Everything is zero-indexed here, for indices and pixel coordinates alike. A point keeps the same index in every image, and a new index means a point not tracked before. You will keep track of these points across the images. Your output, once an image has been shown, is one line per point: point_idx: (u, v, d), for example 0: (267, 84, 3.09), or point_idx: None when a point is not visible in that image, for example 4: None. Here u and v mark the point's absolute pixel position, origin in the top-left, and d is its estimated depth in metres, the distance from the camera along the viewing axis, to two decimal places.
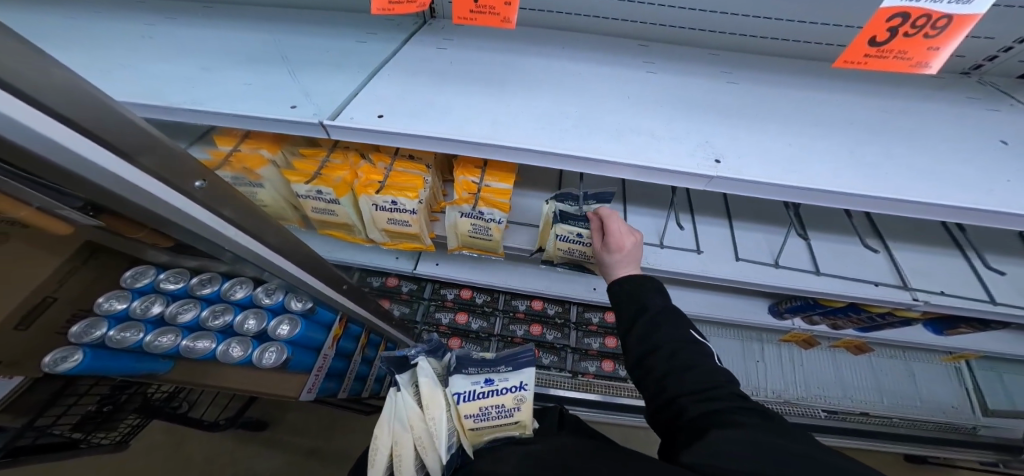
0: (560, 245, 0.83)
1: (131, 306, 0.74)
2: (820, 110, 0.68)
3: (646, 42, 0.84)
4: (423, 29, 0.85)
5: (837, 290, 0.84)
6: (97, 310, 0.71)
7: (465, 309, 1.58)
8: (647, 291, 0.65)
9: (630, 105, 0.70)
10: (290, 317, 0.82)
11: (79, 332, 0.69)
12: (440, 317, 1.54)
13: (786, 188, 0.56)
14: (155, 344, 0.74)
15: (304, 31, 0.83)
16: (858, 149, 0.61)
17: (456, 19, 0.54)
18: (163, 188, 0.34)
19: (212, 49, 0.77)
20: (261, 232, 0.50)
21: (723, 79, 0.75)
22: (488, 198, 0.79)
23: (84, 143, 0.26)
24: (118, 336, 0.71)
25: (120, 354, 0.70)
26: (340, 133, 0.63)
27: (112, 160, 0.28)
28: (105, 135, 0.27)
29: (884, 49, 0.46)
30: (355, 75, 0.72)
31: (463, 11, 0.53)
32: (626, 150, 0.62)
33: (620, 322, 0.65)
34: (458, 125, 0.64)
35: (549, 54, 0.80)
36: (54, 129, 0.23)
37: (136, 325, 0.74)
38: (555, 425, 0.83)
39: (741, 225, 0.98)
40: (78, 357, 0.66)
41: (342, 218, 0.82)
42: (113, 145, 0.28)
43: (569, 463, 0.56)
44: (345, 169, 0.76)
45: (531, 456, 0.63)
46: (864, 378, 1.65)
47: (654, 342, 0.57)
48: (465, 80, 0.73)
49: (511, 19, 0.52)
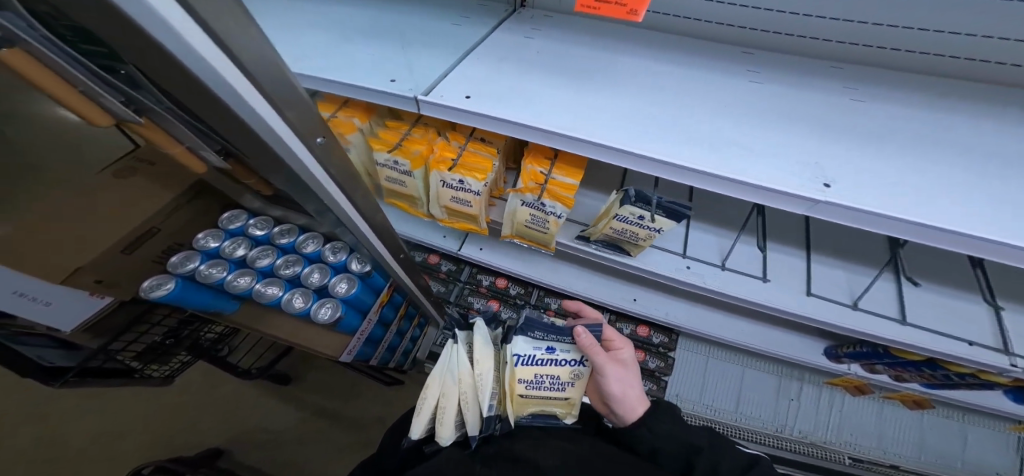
0: (615, 224, 0.80)
1: (223, 246, 0.77)
2: (947, 138, 0.61)
3: (749, 49, 0.80)
4: (513, 17, 0.85)
5: (923, 344, 0.77)
6: (195, 245, 0.75)
7: (497, 298, 1.59)
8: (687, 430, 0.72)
9: (727, 111, 0.66)
10: (348, 276, 0.87)
11: (177, 262, 0.73)
12: (473, 301, 1.58)
13: (894, 221, 0.52)
14: (235, 282, 0.79)
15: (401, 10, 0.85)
16: (1000, 191, 0.54)
17: (579, 8, 0.54)
18: (294, 138, 0.36)
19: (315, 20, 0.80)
20: (352, 191, 0.52)
21: (844, 96, 0.69)
22: (553, 191, 0.77)
23: (247, 88, 0.27)
24: (208, 271, 0.76)
25: (203, 289, 0.76)
26: (430, 109, 0.64)
27: (263, 108, 0.30)
28: (264, 83, 0.29)
29: None
30: (447, 55, 0.73)
31: (589, 0, 0.53)
32: (720, 160, 0.58)
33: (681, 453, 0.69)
34: (542, 115, 0.64)
35: (640, 52, 0.78)
36: (228, 69, 0.25)
37: (222, 263, 0.78)
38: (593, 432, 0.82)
39: (820, 258, 0.91)
40: (170, 286, 0.70)
41: (410, 190, 0.85)
42: (268, 94, 0.30)
43: None
44: (422, 143, 0.78)
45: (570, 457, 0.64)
46: (903, 429, 1.51)
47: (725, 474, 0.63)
48: (553, 70, 0.72)
49: (640, 12, 0.50)
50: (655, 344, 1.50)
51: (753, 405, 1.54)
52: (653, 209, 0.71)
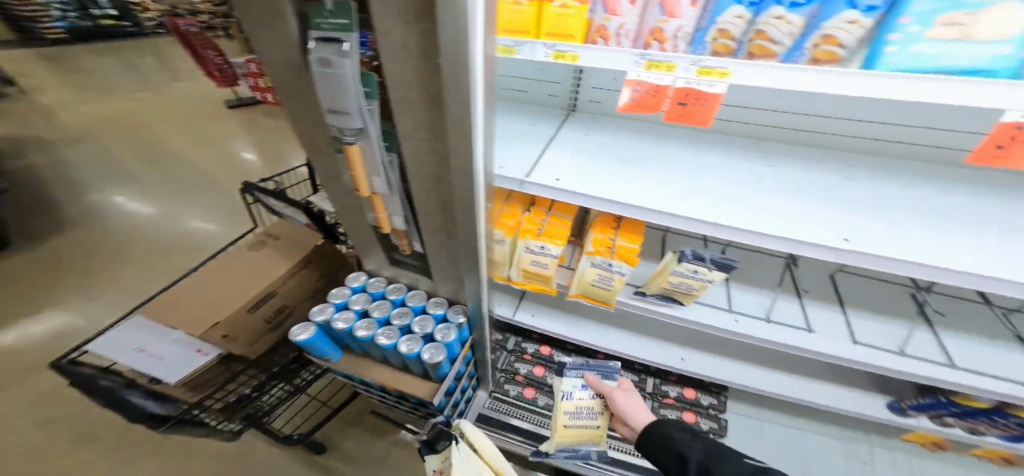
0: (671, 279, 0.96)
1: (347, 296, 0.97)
2: (908, 202, 0.84)
3: (757, 141, 1.08)
4: (572, 118, 1.19)
5: (979, 384, 0.86)
6: (329, 297, 0.96)
7: (542, 365, 1.74)
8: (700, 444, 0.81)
9: (762, 189, 0.87)
10: (448, 327, 0.96)
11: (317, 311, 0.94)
12: (520, 367, 1.72)
13: (929, 269, 0.66)
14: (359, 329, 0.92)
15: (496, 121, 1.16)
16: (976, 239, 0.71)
17: (672, 117, 0.67)
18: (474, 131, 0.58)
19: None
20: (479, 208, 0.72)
21: (842, 175, 0.94)
22: (621, 253, 0.92)
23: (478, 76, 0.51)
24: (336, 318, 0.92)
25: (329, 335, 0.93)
26: (533, 187, 0.86)
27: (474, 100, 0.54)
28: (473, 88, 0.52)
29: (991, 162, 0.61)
30: (531, 149, 1.00)
31: (983, 150, 0.51)
32: (765, 221, 0.77)
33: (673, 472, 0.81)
34: (615, 191, 0.84)
35: (677, 143, 1.05)
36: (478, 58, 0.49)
37: (348, 312, 0.95)
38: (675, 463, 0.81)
39: (854, 313, 1.07)
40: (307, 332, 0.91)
41: (497, 257, 1.01)
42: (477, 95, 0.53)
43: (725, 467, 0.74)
44: (513, 216, 0.97)
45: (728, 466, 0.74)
46: None
47: None
48: (614, 158, 0.98)
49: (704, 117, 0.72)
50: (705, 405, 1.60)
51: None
52: (711, 262, 0.89)
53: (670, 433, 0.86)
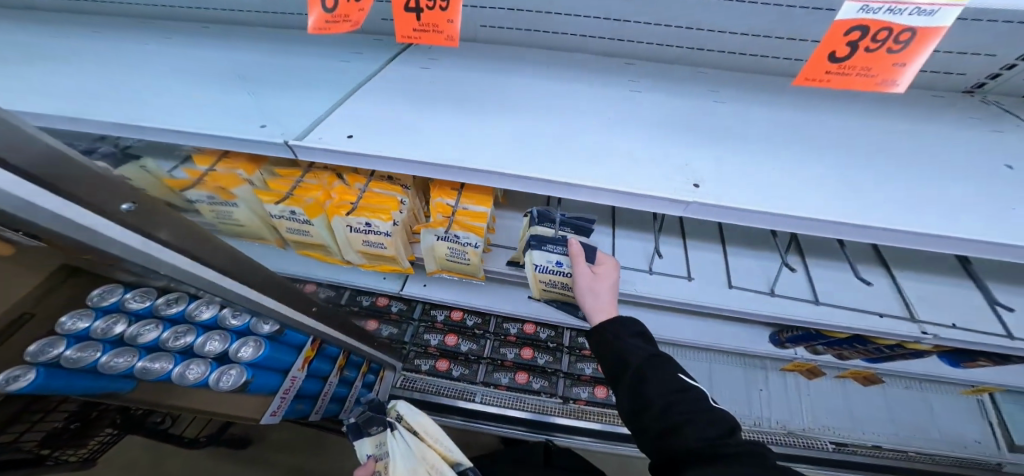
0: (540, 277, 0.78)
1: (93, 326, 0.70)
2: (787, 125, 0.64)
3: (632, 61, 0.84)
4: (409, 50, 0.86)
5: (838, 321, 0.85)
6: (59, 329, 0.67)
7: (455, 331, 1.56)
8: (628, 339, 0.65)
9: (618, 125, 0.67)
10: (254, 339, 0.79)
11: (35, 352, 0.64)
12: (429, 338, 1.53)
13: (778, 217, 0.51)
14: (111, 363, 0.69)
15: (300, 55, 0.84)
16: (842, 170, 0.55)
17: (401, 39, 0.56)
18: (89, 212, 0.33)
19: (214, 68, 0.78)
20: (205, 254, 0.49)
21: (709, 98, 0.72)
22: (464, 221, 0.76)
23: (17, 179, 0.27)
24: (70, 355, 0.66)
25: (76, 376, 0.65)
26: (308, 154, 0.60)
27: (49, 197, 0.29)
28: (38, 170, 0.28)
29: (845, 65, 0.43)
30: (327, 95, 0.71)
31: (814, 73, 0.45)
32: (598, 172, 0.59)
33: (603, 367, 0.67)
34: (424, 147, 0.63)
35: (531, 74, 0.81)
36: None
37: (94, 345, 0.69)
38: (619, 365, 0.63)
39: (736, 251, 1.00)
40: (31, 376, 0.60)
41: (317, 239, 0.80)
42: (48, 179, 0.29)
43: (651, 378, 0.59)
44: (318, 190, 0.74)
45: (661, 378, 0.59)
46: (866, 406, 1.54)
47: (644, 401, 0.59)
48: (441, 100, 0.73)
49: (454, 37, 0.52)
50: None
51: (720, 400, 1.55)
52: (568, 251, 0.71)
53: (622, 337, 0.65)
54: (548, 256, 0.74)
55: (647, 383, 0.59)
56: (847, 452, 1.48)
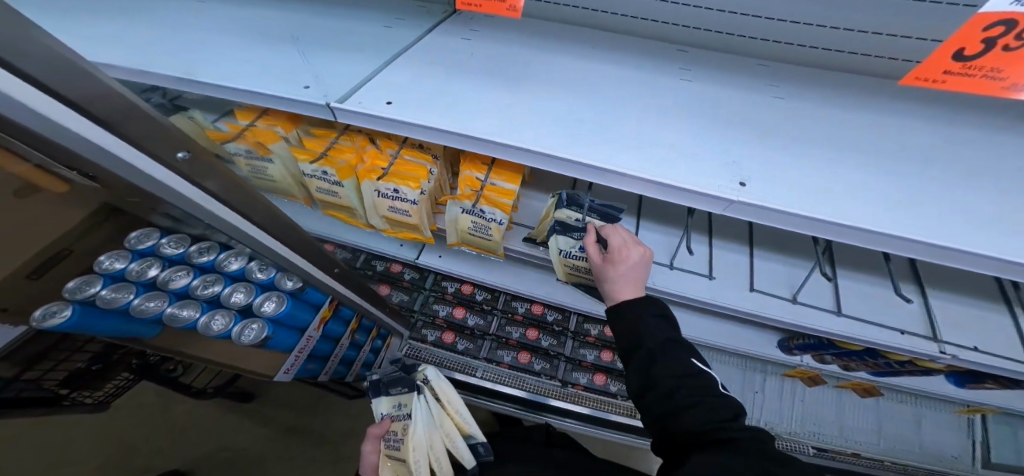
0: (567, 263, 0.78)
1: (129, 268, 0.68)
2: (847, 127, 0.61)
3: (683, 47, 0.81)
4: (452, 18, 0.83)
5: (858, 333, 0.84)
6: (97, 267, 0.65)
7: (463, 304, 1.58)
8: (646, 321, 0.64)
9: (666, 115, 0.64)
10: (278, 294, 0.79)
11: (75, 288, 0.64)
12: (438, 309, 1.55)
13: (830, 225, 0.49)
14: (143, 307, 0.68)
15: (337, 14, 0.80)
16: (908, 180, 0.53)
17: (460, 5, 0.52)
18: (141, 156, 0.33)
19: (250, 23, 0.76)
20: (248, 209, 0.49)
21: (769, 93, 0.68)
22: (491, 197, 0.75)
23: (67, 113, 0.26)
24: (104, 295, 0.64)
25: (109, 314, 0.64)
26: (348, 118, 0.59)
27: (92, 128, 0.28)
28: (89, 106, 0.27)
29: (969, 65, 0.39)
30: (367, 59, 0.68)
31: (929, 71, 0.41)
32: (641, 162, 0.57)
33: (619, 347, 0.67)
34: (464, 118, 0.61)
35: (578, 53, 0.77)
36: (32, 98, 0.23)
37: (129, 287, 0.68)
38: (631, 345, 0.63)
39: (763, 255, 0.98)
40: (66, 313, 0.59)
41: (345, 202, 0.78)
42: (97, 116, 0.28)
43: (661, 360, 0.60)
44: (351, 153, 0.73)
45: (671, 361, 0.59)
46: (859, 416, 1.57)
47: (651, 380, 0.59)
48: (483, 74, 0.70)
49: (516, 8, 0.49)
50: None
51: None
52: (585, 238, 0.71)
53: (642, 316, 0.64)
54: (572, 242, 0.74)
55: (657, 364, 0.59)
56: (827, 458, 1.49)
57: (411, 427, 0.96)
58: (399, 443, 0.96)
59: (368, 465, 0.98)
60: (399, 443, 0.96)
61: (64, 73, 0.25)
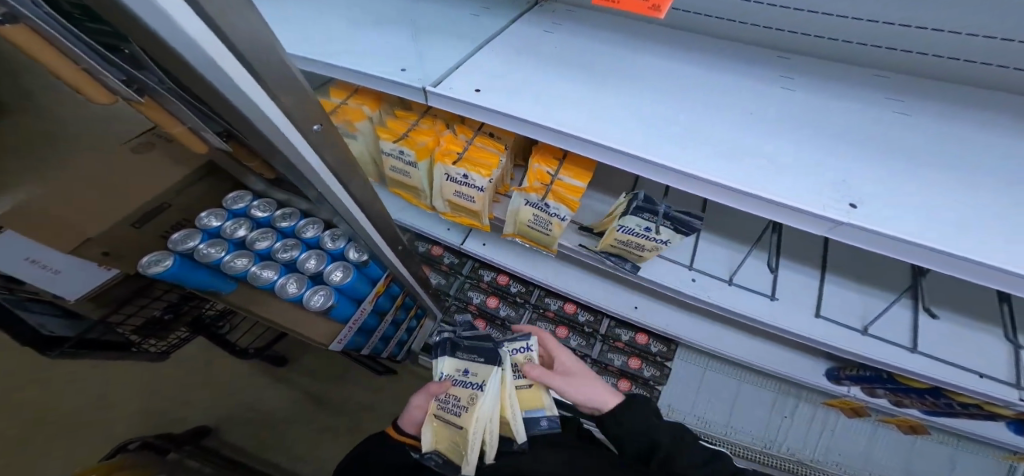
0: (617, 236, 0.78)
1: (224, 226, 0.73)
2: (971, 149, 0.56)
3: (790, 55, 0.75)
4: (535, 9, 0.82)
5: (929, 373, 0.79)
6: (198, 222, 0.70)
7: (497, 294, 1.59)
8: (653, 417, 0.79)
9: (760, 122, 0.61)
10: (345, 265, 0.80)
11: (177, 240, 0.69)
12: (473, 296, 1.56)
13: (943, 257, 0.46)
14: (231, 264, 0.73)
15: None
16: None
17: (599, 1, 0.50)
18: (290, 128, 0.35)
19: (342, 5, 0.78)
20: (349, 182, 0.51)
21: (892, 108, 0.62)
22: (558, 193, 0.74)
23: (254, 85, 0.28)
24: (203, 249, 0.70)
25: (199, 268, 0.69)
26: (439, 102, 0.60)
27: (267, 99, 0.30)
28: (267, 78, 0.28)
29: None
30: (457, 46, 0.69)
31: None
32: (736, 171, 0.55)
33: (628, 445, 0.79)
34: (551, 111, 0.60)
35: (665, 53, 0.75)
36: (235, 69, 0.25)
37: (222, 244, 0.73)
38: (643, 433, 0.77)
39: (828, 279, 0.94)
40: (168, 263, 0.65)
41: (414, 182, 0.80)
42: (270, 88, 0.30)
43: (665, 443, 0.75)
44: (429, 135, 0.74)
45: (675, 443, 0.75)
46: (905, 461, 1.47)
47: (666, 463, 0.73)
48: (568, 66, 0.69)
49: (662, 8, 0.47)
50: (653, 351, 1.51)
51: (745, 417, 1.55)
52: (655, 216, 0.68)
53: (648, 418, 0.79)
54: (639, 222, 0.72)
55: (675, 459, 0.72)
56: None
57: (478, 395, 0.78)
58: (460, 408, 0.78)
59: (411, 419, 0.87)
60: (459, 410, 0.79)
61: (260, 51, 0.26)
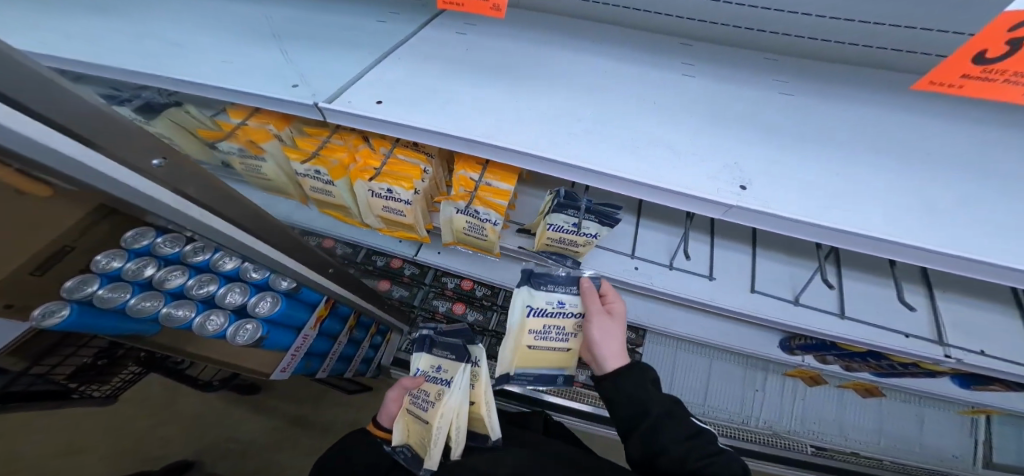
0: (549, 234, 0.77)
1: (125, 267, 0.73)
2: (852, 127, 0.60)
3: (688, 41, 0.78)
4: (448, 12, 0.80)
5: (859, 337, 0.83)
6: (93, 267, 0.70)
7: (463, 300, 1.57)
8: (649, 388, 0.66)
9: (666, 114, 0.62)
10: (271, 294, 0.80)
11: (72, 287, 0.68)
12: (438, 304, 1.54)
13: (826, 230, 0.49)
14: (138, 306, 0.73)
15: (332, 9, 0.78)
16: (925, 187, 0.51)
17: (442, 4, 0.50)
18: (124, 170, 0.32)
19: (240, 20, 0.74)
20: (236, 214, 0.49)
21: (775, 89, 0.67)
22: (485, 198, 0.73)
23: (48, 134, 0.25)
24: (101, 293, 0.70)
25: (104, 314, 0.70)
26: (337, 118, 0.57)
27: (73, 145, 0.28)
28: (68, 124, 0.26)
29: (991, 69, 0.33)
30: (359, 57, 0.66)
31: (946, 75, 0.35)
32: (641, 166, 0.55)
33: (616, 416, 0.67)
34: (457, 118, 0.58)
35: (579, 49, 0.75)
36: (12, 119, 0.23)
37: (125, 286, 0.73)
38: (635, 404, 0.64)
39: (766, 256, 0.97)
40: (64, 313, 0.65)
41: (339, 201, 0.78)
42: (78, 132, 0.27)
43: (660, 420, 0.62)
44: (343, 151, 0.71)
45: (673, 422, 0.62)
46: (867, 418, 1.54)
47: (658, 445, 0.61)
48: (477, 69, 0.67)
49: (500, 7, 0.47)
50: None
51: (716, 393, 1.60)
52: (579, 210, 0.69)
53: (641, 383, 0.66)
54: (567, 218, 0.72)
55: (662, 433, 0.61)
56: (826, 456, 1.50)
57: (444, 392, 0.76)
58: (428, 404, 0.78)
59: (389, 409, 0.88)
60: (427, 405, 0.78)
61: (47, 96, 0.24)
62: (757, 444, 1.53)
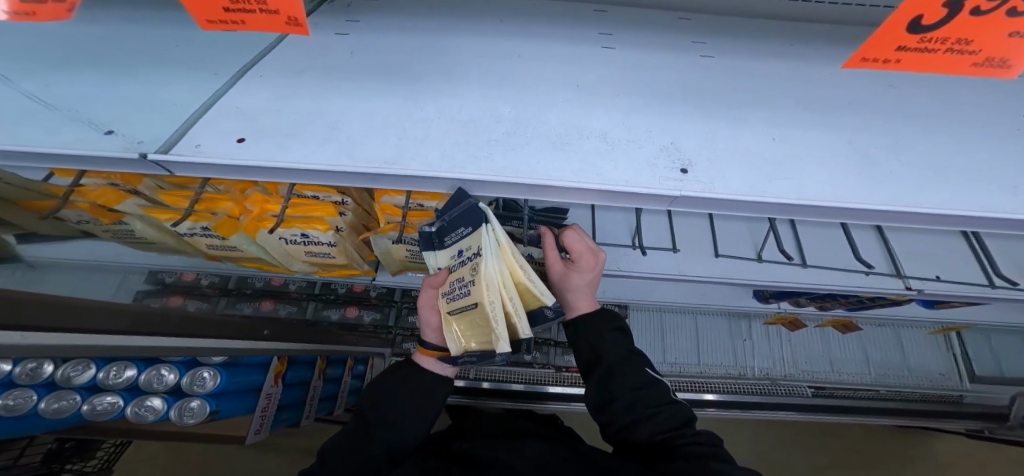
0: None
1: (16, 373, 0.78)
2: (780, 82, 0.55)
3: (603, 7, 0.70)
4: (323, 9, 0.68)
5: (828, 283, 0.82)
6: None
7: None
8: (607, 339, 0.69)
9: (587, 95, 0.55)
10: (207, 369, 0.93)
11: None
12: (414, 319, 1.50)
13: (782, 204, 0.43)
14: (52, 408, 0.80)
15: (171, 20, 0.62)
16: (860, 137, 0.48)
17: (206, 22, 0.36)
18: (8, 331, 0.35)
19: (44, 46, 0.57)
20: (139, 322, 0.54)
21: (696, 51, 0.60)
22: (416, 224, 0.67)
23: None
24: (4, 403, 0.75)
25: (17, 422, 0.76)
26: (187, 170, 0.46)
27: None
28: None
29: (927, 39, 0.28)
30: (209, 80, 0.54)
31: (878, 51, 0.29)
32: (569, 165, 0.47)
33: (577, 359, 0.71)
34: (348, 142, 0.48)
35: (478, 31, 0.65)
36: None
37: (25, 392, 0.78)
38: (593, 355, 0.68)
39: (725, 218, 0.94)
40: None
41: (249, 254, 0.71)
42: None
43: (616, 370, 0.66)
44: (228, 201, 0.63)
45: (629, 373, 0.66)
46: (853, 351, 1.61)
47: (612, 394, 0.64)
48: (365, 74, 0.57)
49: (300, 21, 0.34)
50: None
51: (705, 350, 1.62)
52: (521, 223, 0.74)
53: (602, 330, 0.69)
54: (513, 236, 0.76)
55: (616, 379, 0.65)
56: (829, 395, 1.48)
57: (478, 262, 0.51)
58: (467, 286, 0.54)
59: (430, 328, 0.73)
60: (463, 292, 0.55)
61: None
62: (757, 393, 1.50)
